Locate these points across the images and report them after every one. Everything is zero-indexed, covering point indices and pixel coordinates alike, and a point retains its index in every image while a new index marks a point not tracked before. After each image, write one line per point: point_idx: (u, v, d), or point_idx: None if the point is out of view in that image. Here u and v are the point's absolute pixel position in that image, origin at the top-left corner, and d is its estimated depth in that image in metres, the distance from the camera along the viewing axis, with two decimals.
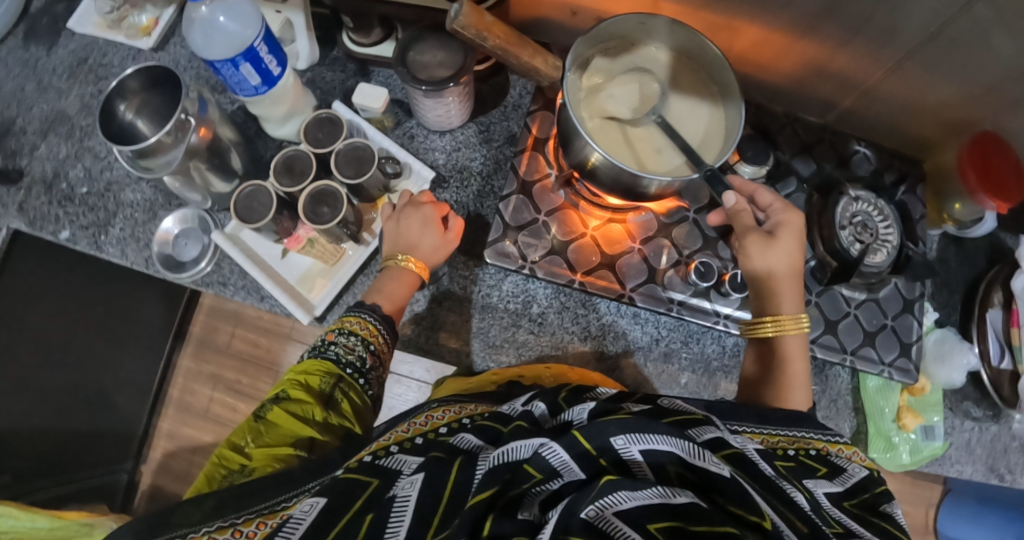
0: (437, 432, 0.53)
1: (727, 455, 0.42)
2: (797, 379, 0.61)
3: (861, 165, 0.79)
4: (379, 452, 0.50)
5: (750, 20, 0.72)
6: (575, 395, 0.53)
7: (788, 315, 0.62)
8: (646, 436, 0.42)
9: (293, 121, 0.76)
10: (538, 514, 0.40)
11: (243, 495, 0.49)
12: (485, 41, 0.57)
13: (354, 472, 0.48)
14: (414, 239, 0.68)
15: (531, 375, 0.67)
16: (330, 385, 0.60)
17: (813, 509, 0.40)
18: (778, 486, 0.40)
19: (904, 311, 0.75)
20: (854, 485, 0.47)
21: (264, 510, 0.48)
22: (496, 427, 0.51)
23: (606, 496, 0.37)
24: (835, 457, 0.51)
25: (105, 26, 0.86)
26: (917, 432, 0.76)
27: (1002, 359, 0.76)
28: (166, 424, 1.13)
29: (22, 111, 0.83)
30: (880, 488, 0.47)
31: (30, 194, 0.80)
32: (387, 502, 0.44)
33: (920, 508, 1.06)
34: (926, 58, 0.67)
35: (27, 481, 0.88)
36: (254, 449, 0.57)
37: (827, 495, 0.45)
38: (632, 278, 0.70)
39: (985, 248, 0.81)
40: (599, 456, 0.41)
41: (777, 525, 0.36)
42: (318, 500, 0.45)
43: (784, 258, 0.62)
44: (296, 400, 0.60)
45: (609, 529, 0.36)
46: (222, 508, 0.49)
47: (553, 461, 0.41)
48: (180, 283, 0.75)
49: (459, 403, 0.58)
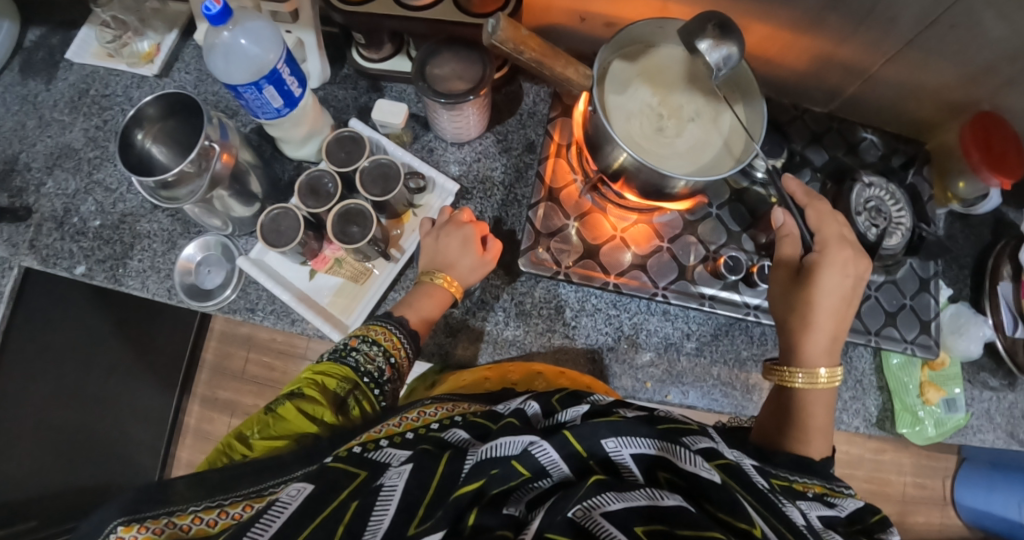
0: (428, 427, 0.53)
1: (719, 464, 0.43)
2: (814, 430, 0.60)
3: (869, 151, 0.82)
4: (368, 445, 0.50)
5: (756, 17, 0.74)
6: (570, 397, 0.54)
7: (824, 371, 0.61)
8: (634, 441, 0.45)
9: (312, 142, 0.76)
10: (523, 512, 0.42)
11: (232, 477, 0.48)
12: (520, 54, 0.58)
13: (342, 461, 0.47)
14: (452, 257, 0.68)
15: (522, 375, 0.69)
16: (345, 390, 0.59)
17: (808, 526, 0.41)
18: (771, 500, 0.41)
19: (921, 290, 0.77)
20: (850, 517, 0.48)
21: (251, 494, 0.47)
22: (486, 424, 0.52)
23: (592, 497, 0.40)
24: (831, 496, 0.51)
25: (106, 55, 0.83)
26: (940, 405, 0.79)
27: (1016, 328, 0.79)
28: (185, 454, 1.12)
29: (26, 147, 0.81)
30: (876, 517, 0.48)
31: (40, 231, 0.77)
32: (373, 491, 0.43)
33: (937, 479, 1.12)
34: (927, 43, 0.70)
35: (50, 525, 0.86)
36: (256, 440, 0.55)
37: (820, 518, 0.46)
38: (663, 276, 0.71)
39: (989, 222, 0.85)
40: (589, 458, 0.44)
41: (766, 532, 0.38)
42: (305, 487, 0.44)
43: (826, 296, 0.62)
44: (309, 399, 0.58)
45: (594, 528, 0.38)
46: (213, 488, 0.47)
47: (542, 460, 0.43)
48: (205, 312, 0.74)
49: (452, 401, 0.59)
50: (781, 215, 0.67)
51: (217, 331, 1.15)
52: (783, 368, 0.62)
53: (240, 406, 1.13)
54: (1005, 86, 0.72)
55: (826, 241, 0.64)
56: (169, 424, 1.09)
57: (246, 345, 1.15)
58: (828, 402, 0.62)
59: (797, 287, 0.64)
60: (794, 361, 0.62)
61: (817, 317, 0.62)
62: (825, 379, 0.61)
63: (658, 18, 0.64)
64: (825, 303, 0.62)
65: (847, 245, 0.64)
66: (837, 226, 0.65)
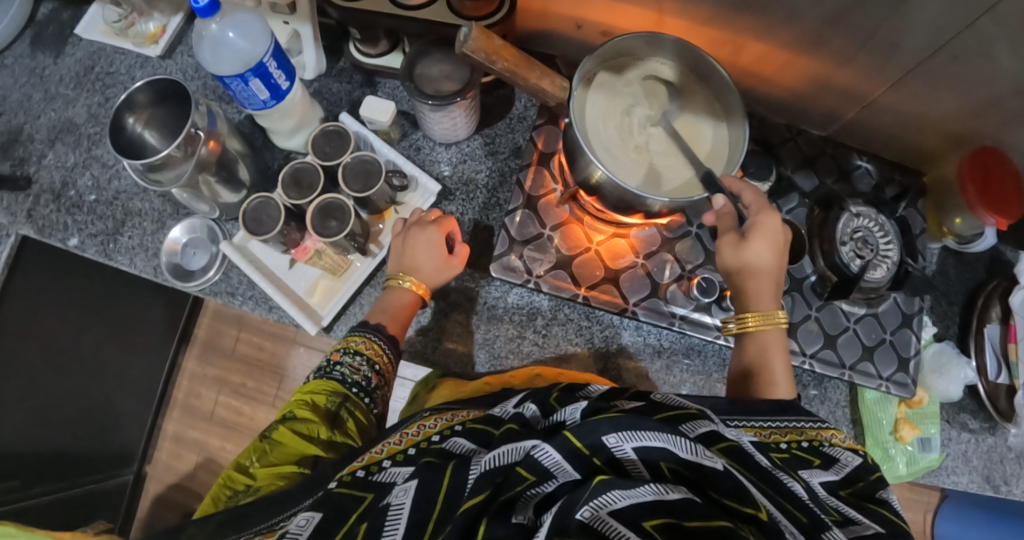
0: (430, 440, 0.53)
1: (722, 448, 0.44)
2: (781, 375, 0.60)
3: (862, 179, 0.80)
4: (372, 468, 0.50)
5: (753, 35, 0.72)
6: (568, 394, 0.53)
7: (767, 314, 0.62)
8: (638, 433, 0.43)
9: (300, 133, 0.78)
10: (532, 518, 0.42)
11: (241, 514, 0.50)
12: (493, 63, 0.58)
13: (346, 486, 0.48)
14: (418, 259, 0.69)
15: (522, 377, 0.69)
16: (336, 404, 0.59)
17: (811, 497, 0.43)
18: (775, 478, 0.43)
19: (903, 326, 0.76)
20: (848, 476, 0.49)
21: (262, 530, 0.48)
22: (488, 430, 0.51)
23: (600, 496, 0.39)
24: (829, 446, 0.52)
25: (112, 34, 0.85)
26: (913, 444, 0.77)
27: (999, 373, 0.78)
28: (171, 426, 1.15)
29: (30, 119, 0.83)
30: (873, 477, 0.49)
31: (38, 202, 0.80)
32: (382, 511, 0.44)
33: (918, 513, 1.07)
34: (930, 72, 0.67)
35: (32, 485, 0.89)
36: (257, 469, 0.55)
37: (822, 485, 0.48)
38: (635, 292, 0.71)
39: (985, 259, 0.82)
40: (592, 455, 0.42)
41: (772, 514, 0.39)
42: (314, 515, 0.45)
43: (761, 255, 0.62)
44: (302, 420, 0.58)
45: (606, 529, 0.37)
46: (221, 526, 0.49)
47: (546, 462, 0.43)
48: (187, 292, 0.76)
49: (451, 410, 0.58)
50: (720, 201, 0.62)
51: (211, 308, 1.18)
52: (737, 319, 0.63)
53: (228, 383, 1.15)
54: (1010, 121, 0.70)
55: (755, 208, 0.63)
56: (159, 395, 1.12)
57: (238, 325, 1.17)
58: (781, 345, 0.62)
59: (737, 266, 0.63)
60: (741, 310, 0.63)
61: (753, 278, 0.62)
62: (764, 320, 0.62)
63: (646, 32, 0.63)
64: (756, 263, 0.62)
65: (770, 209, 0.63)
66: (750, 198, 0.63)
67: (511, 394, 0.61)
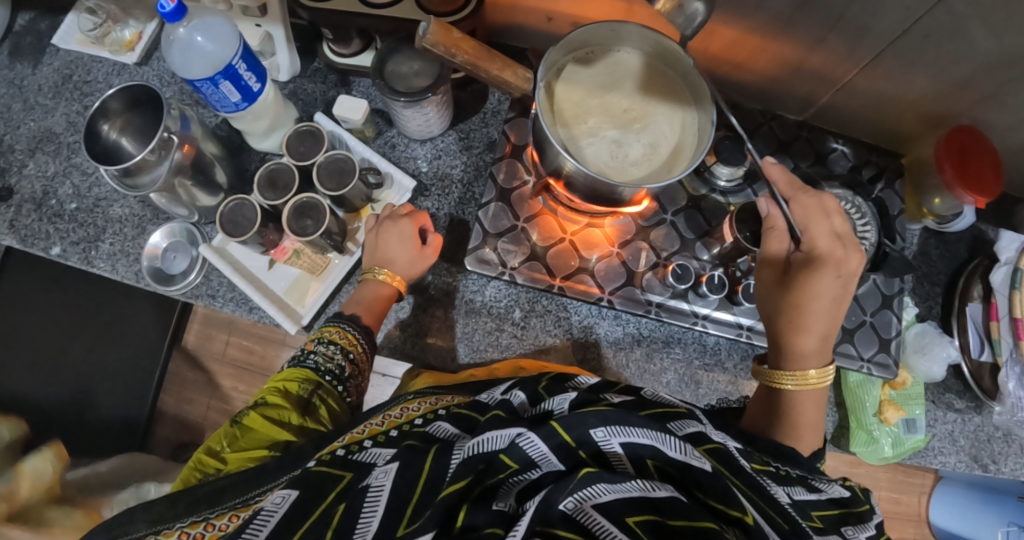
0: (412, 424, 0.53)
1: (708, 449, 0.44)
2: (807, 422, 0.59)
3: (838, 162, 0.80)
4: (352, 447, 0.50)
5: (723, 22, 0.72)
6: (556, 385, 0.53)
7: (813, 371, 0.59)
8: (626, 429, 0.43)
9: (274, 134, 0.78)
10: (514, 505, 0.41)
11: (215, 491, 0.48)
12: (454, 56, 0.60)
13: (325, 465, 0.47)
14: (391, 253, 0.69)
15: (506, 369, 0.69)
16: (308, 391, 0.59)
17: (793, 505, 0.43)
18: (758, 483, 0.43)
19: (883, 307, 0.76)
20: (831, 500, 0.47)
21: (236, 505, 0.46)
22: (472, 416, 0.51)
23: (585, 488, 0.39)
24: (813, 479, 0.49)
25: (89, 42, 0.86)
26: (899, 425, 0.77)
27: (982, 350, 0.78)
28: (163, 431, 1.14)
29: (11, 129, 0.84)
30: (860, 510, 0.47)
31: (20, 212, 0.81)
32: (360, 493, 0.43)
33: (913, 497, 1.05)
34: (902, 53, 0.67)
35: None
36: (228, 453, 0.55)
37: (797, 499, 0.44)
38: (610, 281, 0.71)
39: (966, 240, 0.83)
40: (579, 448, 0.42)
41: (759, 521, 0.38)
42: (290, 493, 0.44)
43: (819, 304, 0.60)
44: (273, 406, 0.58)
45: (591, 525, 0.37)
46: (195, 503, 0.47)
47: (531, 453, 0.43)
48: (169, 296, 0.77)
49: (436, 395, 0.59)
50: (767, 205, 0.64)
51: (200, 314, 1.19)
52: (773, 371, 0.61)
53: (220, 387, 1.16)
54: (985, 100, 0.69)
55: (815, 236, 0.61)
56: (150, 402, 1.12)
57: (227, 329, 1.16)
58: (817, 400, 0.61)
59: (783, 288, 0.62)
60: (784, 364, 0.61)
61: (809, 320, 0.59)
62: (815, 378, 0.59)
63: (609, 21, 0.62)
64: (815, 307, 0.60)
65: (838, 240, 0.60)
66: (826, 222, 0.62)
67: (495, 382, 0.61)
